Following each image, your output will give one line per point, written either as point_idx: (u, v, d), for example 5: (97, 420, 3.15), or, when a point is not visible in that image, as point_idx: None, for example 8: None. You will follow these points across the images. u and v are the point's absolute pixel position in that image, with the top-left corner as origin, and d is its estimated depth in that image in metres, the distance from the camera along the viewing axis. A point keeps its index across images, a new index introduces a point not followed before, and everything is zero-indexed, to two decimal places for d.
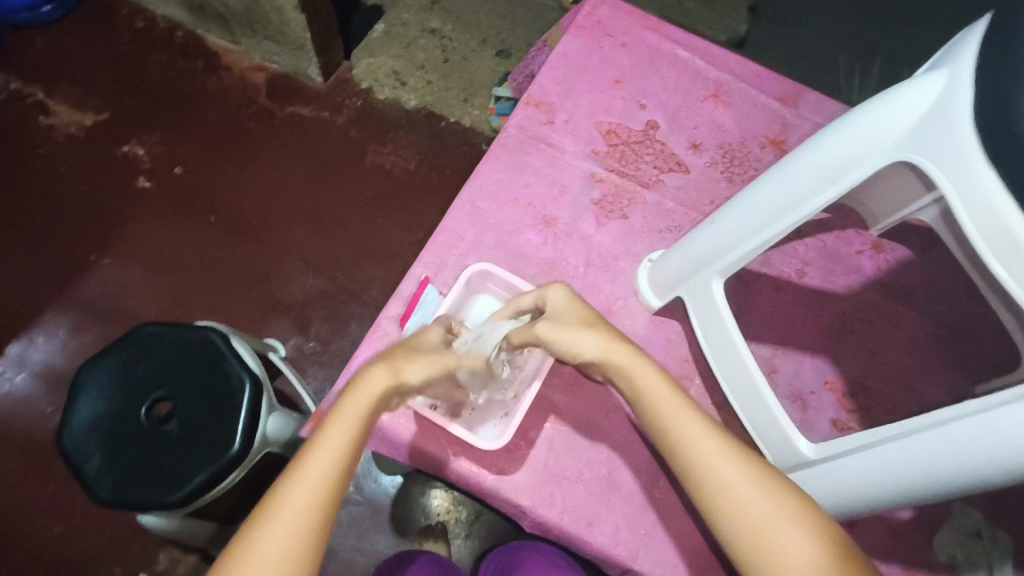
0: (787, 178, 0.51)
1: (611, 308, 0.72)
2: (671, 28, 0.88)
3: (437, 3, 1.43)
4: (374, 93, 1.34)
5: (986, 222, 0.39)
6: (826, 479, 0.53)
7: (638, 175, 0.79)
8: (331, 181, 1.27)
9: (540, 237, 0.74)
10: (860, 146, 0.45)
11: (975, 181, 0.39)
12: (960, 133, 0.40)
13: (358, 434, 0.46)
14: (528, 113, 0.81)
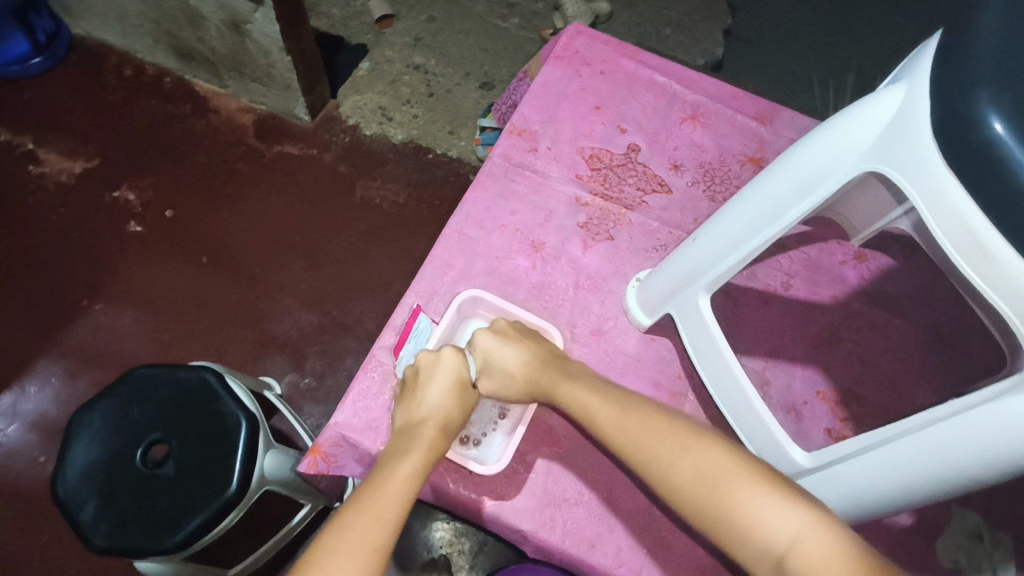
0: (765, 193, 0.52)
1: (602, 327, 0.73)
2: (645, 55, 0.91)
3: (420, 40, 1.48)
4: (361, 130, 1.37)
5: (953, 225, 0.41)
6: (820, 488, 0.53)
7: (622, 198, 0.81)
8: (323, 217, 1.28)
9: (529, 261, 0.75)
10: (830, 160, 0.47)
11: (942, 188, 0.41)
12: (920, 141, 0.41)
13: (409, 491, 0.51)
14: (512, 141, 0.83)
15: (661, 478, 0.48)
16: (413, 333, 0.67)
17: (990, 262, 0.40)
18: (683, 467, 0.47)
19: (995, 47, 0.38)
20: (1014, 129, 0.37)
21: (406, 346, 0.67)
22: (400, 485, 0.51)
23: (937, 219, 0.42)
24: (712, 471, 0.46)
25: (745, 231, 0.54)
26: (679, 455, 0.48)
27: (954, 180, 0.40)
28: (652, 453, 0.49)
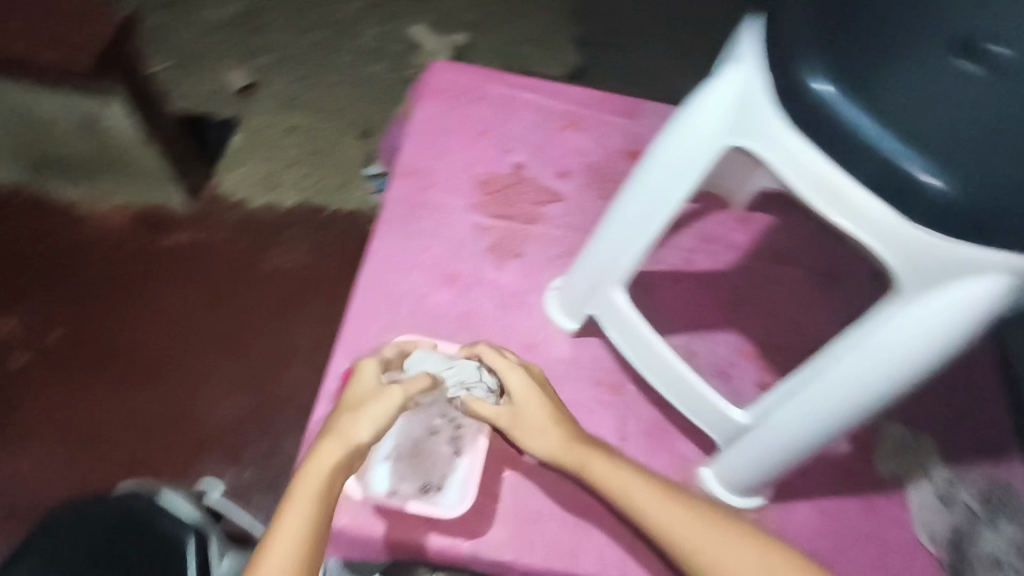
0: (646, 183, 0.55)
1: (534, 342, 0.74)
2: (515, 75, 0.95)
3: (289, 103, 1.46)
4: (249, 203, 1.33)
5: (812, 180, 0.45)
6: (762, 438, 0.57)
7: (523, 214, 0.83)
8: (229, 300, 1.23)
9: (450, 295, 0.76)
10: (697, 142, 0.50)
11: (795, 149, 0.45)
12: (764, 114, 0.46)
13: (311, 513, 0.51)
14: (405, 183, 0.83)
15: (678, 548, 0.52)
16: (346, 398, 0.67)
17: (849, 205, 0.44)
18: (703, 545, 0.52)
19: (801, 30, 0.45)
20: (838, 89, 0.43)
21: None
22: (315, 510, 0.52)
23: (796, 179, 0.46)
24: (686, 530, 0.52)
25: (640, 227, 0.58)
26: (700, 530, 0.52)
27: (801, 141, 0.45)
28: (682, 530, 0.52)
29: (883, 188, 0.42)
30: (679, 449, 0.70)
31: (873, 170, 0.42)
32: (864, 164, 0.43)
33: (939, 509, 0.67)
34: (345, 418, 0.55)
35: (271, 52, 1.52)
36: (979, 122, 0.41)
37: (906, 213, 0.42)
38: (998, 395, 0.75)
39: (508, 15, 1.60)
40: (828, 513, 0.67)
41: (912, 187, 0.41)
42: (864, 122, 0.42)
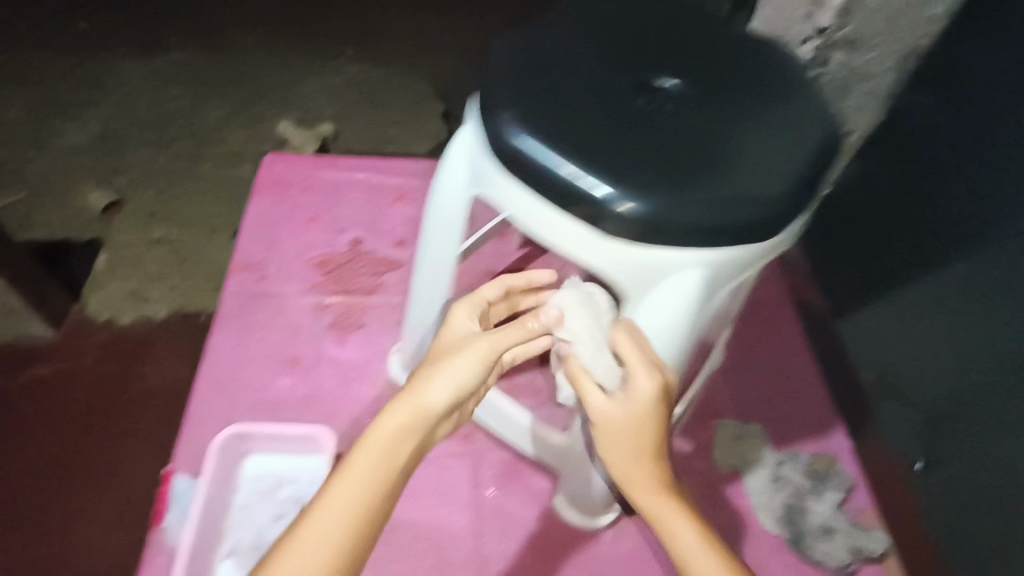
0: (426, 246, 0.59)
1: (381, 408, 0.75)
2: (342, 160, 1.00)
3: (153, 215, 1.45)
4: (117, 321, 1.27)
5: (538, 220, 0.50)
6: (585, 451, 0.63)
7: (361, 287, 0.86)
8: (97, 425, 1.15)
9: (291, 379, 0.77)
10: (452, 203, 0.55)
11: (516, 199, 0.51)
12: (491, 168, 0.51)
13: (362, 489, 0.47)
14: (239, 277, 0.85)
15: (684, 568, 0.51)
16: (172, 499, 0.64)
17: (570, 236, 0.50)
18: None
19: (507, 87, 0.50)
20: (532, 134, 0.47)
21: (169, 514, 0.63)
22: (368, 488, 0.48)
23: (527, 220, 0.51)
24: (691, 549, 0.51)
25: (435, 285, 0.62)
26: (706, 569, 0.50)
27: (520, 188, 0.50)
28: (699, 569, 0.50)
29: (587, 216, 0.48)
30: (535, 486, 0.72)
31: (573, 199, 0.47)
32: (566, 197, 0.47)
33: (770, 489, 0.78)
34: (419, 385, 0.50)
35: (131, 172, 1.53)
36: (651, 146, 0.47)
37: (610, 234, 0.48)
38: (804, 376, 0.89)
39: (367, 104, 1.69)
40: None
41: (608, 208, 0.46)
42: (559, 159, 0.47)
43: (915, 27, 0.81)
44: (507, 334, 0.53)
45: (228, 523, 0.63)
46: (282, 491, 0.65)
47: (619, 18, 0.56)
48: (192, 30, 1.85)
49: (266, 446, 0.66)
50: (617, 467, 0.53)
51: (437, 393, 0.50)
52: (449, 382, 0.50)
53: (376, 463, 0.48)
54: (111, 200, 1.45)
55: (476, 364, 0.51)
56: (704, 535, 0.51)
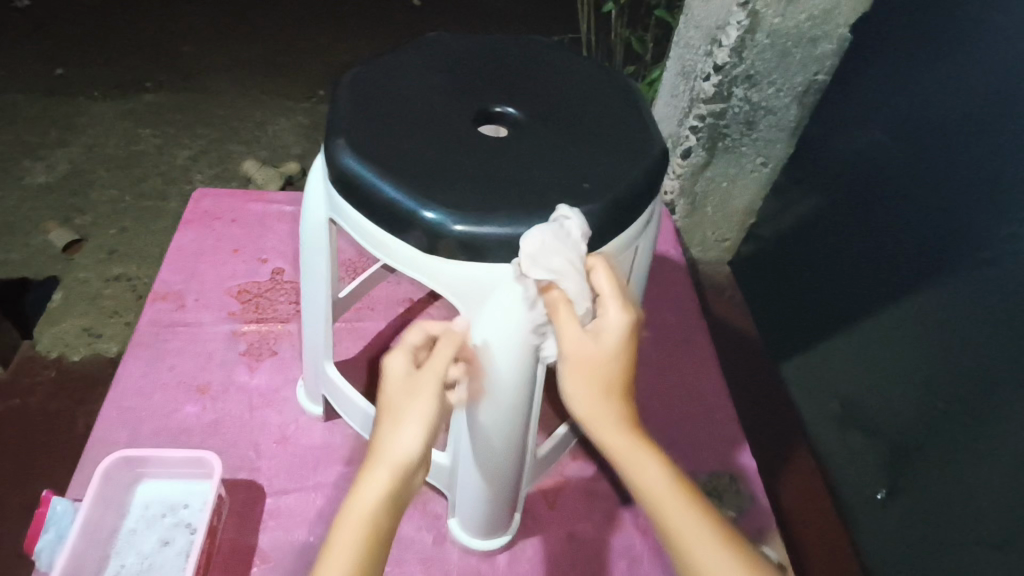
0: (304, 271, 0.62)
1: (286, 433, 0.76)
2: (270, 195, 1.03)
3: (115, 252, 1.41)
4: (68, 357, 1.20)
5: (372, 240, 0.52)
6: (461, 475, 0.63)
7: (277, 315, 0.87)
8: (31, 470, 1.04)
9: (198, 407, 0.77)
10: (315, 229, 0.58)
11: (356, 223, 0.53)
12: (334, 191, 0.54)
13: (364, 538, 0.43)
14: (156, 307, 0.86)
15: (656, 517, 0.45)
16: (48, 523, 0.62)
17: (398, 254, 0.51)
18: (676, 530, 0.44)
19: (355, 116, 0.53)
20: (358, 157, 0.50)
21: (44, 537, 0.62)
22: (365, 536, 0.43)
23: (364, 240, 0.53)
24: (652, 478, 0.46)
25: (312, 307, 0.64)
26: (683, 514, 0.44)
27: (354, 209, 0.52)
28: (671, 517, 0.44)
29: (405, 234, 0.49)
30: (433, 510, 0.73)
31: (393, 217, 0.49)
32: (387, 216, 0.49)
33: None
34: (383, 431, 0.48)
35: (95, 211, 1.50)
36: (467, 167, 0.50)
37: (428, 250, 0.49)
38: (718, 400, 0.90)
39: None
40: (575, 537, 0.72)
41: (421, 226, 0.48)
42: (378, 179, 0.49)
43: (807, 64, 0.90)
44: (443, 356, 0.51)
45: (114, 546, 0.63)
46: (172, 516, 0.65)
47: (471, 60, 0.61)
48: (167, 75, 1.90)
49: (159, 471, 0.67)
50: (578, 404, 0.48)
51: (405, 432, 0.47)
52: (417, 419, 0.47)
53: (364, 531, 0.44)
54: (73, 238, 1.41)
55: (438, 399, 0.49)
56: (673, 477, 0.46)
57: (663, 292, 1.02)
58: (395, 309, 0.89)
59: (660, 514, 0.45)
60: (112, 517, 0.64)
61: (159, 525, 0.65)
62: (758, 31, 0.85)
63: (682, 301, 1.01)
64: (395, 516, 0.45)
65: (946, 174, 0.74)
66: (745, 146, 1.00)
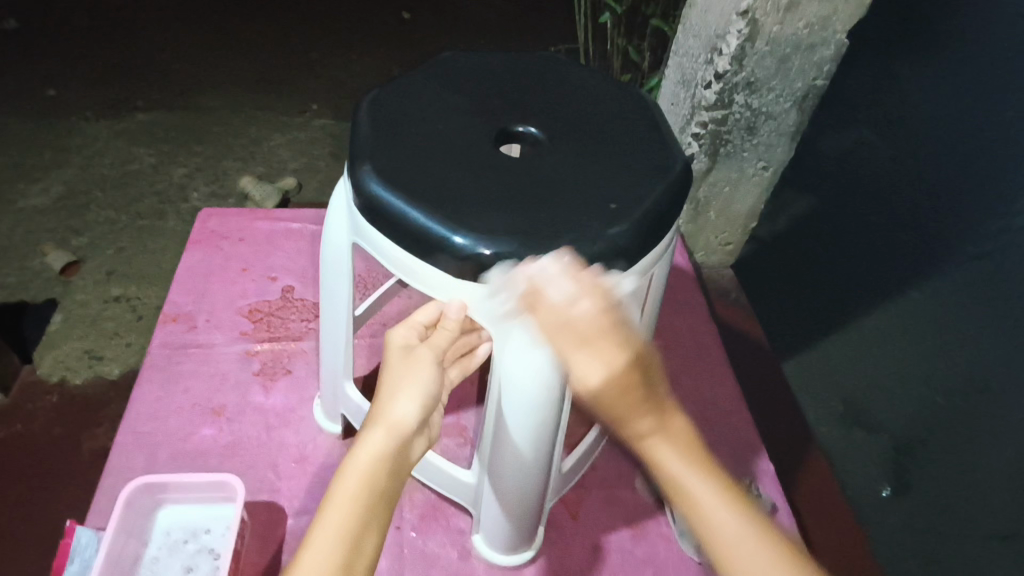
0: (325, 289, 0.62)
1: (305, 453, 0.75)
2: (276, 212, 1.03)
3: (113, 272, 1.40)
4: (69, 381, 1.19)
5: (399, 264, 0.52)
6: (488, 490, 0.63)
7: (289, 334, 0.87)
8: (37, 495, 1.02)
9: (214, 428, 0.77)
10: (339, 250, 0.58)
11: (383, 247, 0.53)
12: (358, 214, 0.54)
13: (365, 484, 0.45)
14: (167, 329, 0.86)
15: (663, 466, 0.44)
16: (72, 554, 0.61)
17: (425, 278, 0.51)
18: (672, 474, 0.44)
19: (375, 138, 0.54)
20: (383, 181, 0.50)
21: (68, 569, 0.61)
22: (366, 482, 0.45)
23: (390, 263, 0.53)
24: (722, 513, 0.43)
25: (333, 327, 0.64)
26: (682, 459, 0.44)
27: (380, 233, 0.52)
28: (671, 466, 0.44)
29: (435, 257, 0.49)
30: (457, 525, 0.72)
31: (420, 241, 0.49)
32: (415, 240, 0.49)
33: None
34: (382, 391, 0.51)
35: (92, 232, 1.49)
36: (494, 188, 0.51)
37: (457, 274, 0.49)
38: (732, 404, 0.90)
39: (331, 159, 1.74)
40: (600, 548, 0.72)
41: (450, 250, 0.48)
42: (405, 204, 0.49)
43: (806, 70, 0.90)
44: (441, 335, 0.54)
45: (137, 574, 0.62)
46: (195, 541, 0.65)
47: (483, 77, 0.62)
48: (160, 93, 1.90)
49: (179, 497, 0.67)
50: (643, 436, 0.44)
51: (404, 400, 0.50)
52: (416, 386, 0.50)
53: (357, 494, 0.45)
54: (71, 260, 1.40)
55: (431, 370, 0.52)
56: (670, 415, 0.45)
57: (671, 299, 1.03)
58: None
59: (658, 459, 0.44)
60: (135, 545, 0.64)
61: (183, 551, 0.64)
62: (757, 39, 0.85)
63: (688, 307, 1.02)
64: (394, 476, 0.47)
65: (938, 171, 0.75)
66: (746, 152, 1.01)
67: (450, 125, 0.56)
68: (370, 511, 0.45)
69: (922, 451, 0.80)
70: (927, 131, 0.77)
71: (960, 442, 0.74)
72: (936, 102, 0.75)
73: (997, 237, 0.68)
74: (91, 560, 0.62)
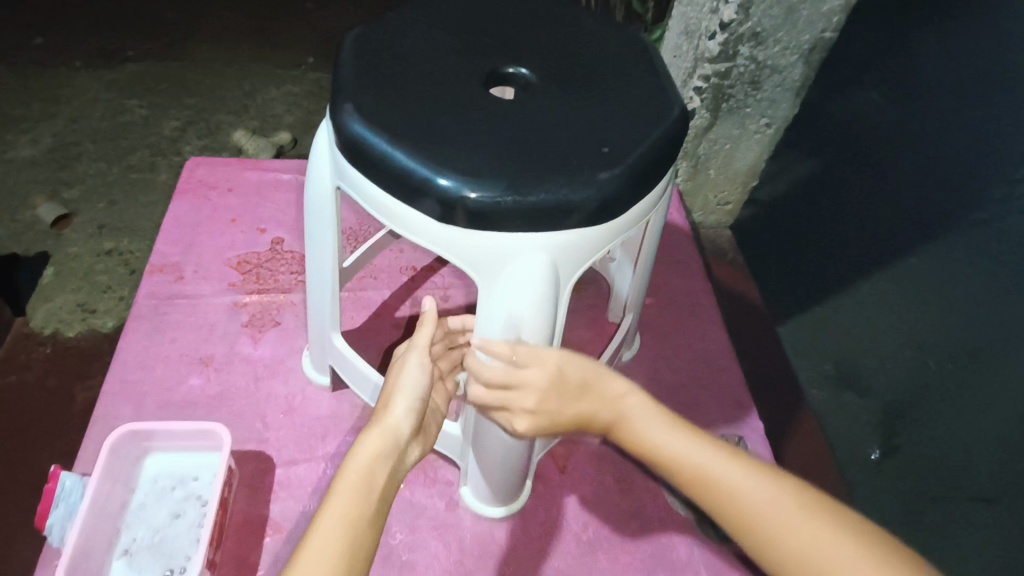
0: (309, 235, 0.60)
1: (293, 404, 0.75)
2: (266, 163, 1.01)
3: (105, 225, 1.38)
4: (63, 333, 1.18)
5: (383, 210, 0.51)
6: (475, 448, 0.63)
7: (278, 286, 0.86)
8: (33, 445, 1.03)
9: (202, 378, 0.76)
10: (322, 192, 0.56)
11: (367, 191, 0.51)
12: (342, 158, 0.52)
13: (372, 468, 0.48)
14: (154, 279, 0.85)
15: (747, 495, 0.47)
16: (56, 499, 0.61)
17: (411, 224, 0.50)
18: (753, 502, 0.47)
19: (358, 75, 0.52)
20: (366, 122, 0.48)
21: (54, 514, 0.61)
22: (372, 465, 0.48)
23: (372, 207, 0.51)
24: (726, 471, 0.48)
25: (319, 277, 0.63)
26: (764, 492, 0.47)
27: (364, 177, 0.51)
28: (741, 496, 0.47)
29: (419, 202, 0.48)
30: (444, 477, 0.73)
31: (404, 184, 0.47)
32: (399, 184, 0.48)
33: None
34: (382, 397, 0.55)
35: (84, 184, 1.47)
36: (482, 130, 0.49)
37: (442, 220, 0.48)
38: (724, 362, 0.90)
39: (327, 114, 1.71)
40: (585, 501, 0.73)
41: (434, 194, 0.46)
42: (388, 145, 0.47)
43: (815, 21, 0.87)
44: (423, 332, 0.57)
45: (125, 520, 0.63)
46: (182, 489, 0.65)
47: (474, 19, 0.59)
48: (151, 43, 1.84)
49: (167, 445, 0.67)
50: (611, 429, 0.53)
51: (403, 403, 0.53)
52: (410, 388, 0.54)
53: (359, 481, 0.47)
54: (63, 213, 1.38)
55: (424, 371, 0.56)
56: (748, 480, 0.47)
57: (667, 257, 1.02)
58: (398, 276, 0.88)
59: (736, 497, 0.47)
60: (121, 491, 0.64)
61: (170, 499, 0.64)
62: None
63: (684, 267, 1.01)
64: (389, 477, 0.49)
65: (942, 128, 0.73)
66: (750, 109, 0.98)
67: (439, 66, 0.53)
68: (376, 491, 0.47)
69: (913, 412, 0.80)
70: (935, 88, 0.74)
71: (951, 406, 0.74)
72: (945, 57, 0.73)
73: (998, 199, 0.66)
74: (75, 506, 0.63)
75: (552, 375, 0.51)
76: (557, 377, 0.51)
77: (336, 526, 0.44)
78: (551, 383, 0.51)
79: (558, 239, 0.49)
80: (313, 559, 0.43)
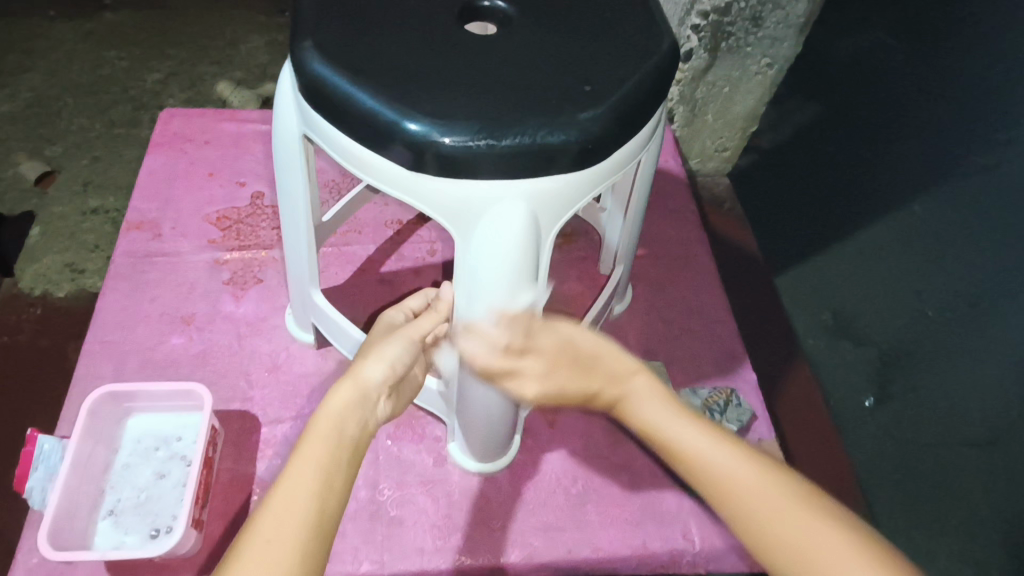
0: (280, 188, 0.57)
1: (277, 362, 0.74)
2: (244, 113, 0.97)
3: (90, 183, 1.34)
4: (52, 294, 1.15)
5: (351, 158, 0.48)
6: (461, 409, 0.62)
7: (259, 242, 0.83)
8: (29, 407, 1.02)
9: (184, 338, 0.74)
10: (289, 142, 0.53)
11: (333, 138, 0.48)
12: (306, 104, 0.49)
13: (345, 411, 0.47)
14: (131, 236, 0.82)
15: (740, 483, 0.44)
16: (35, 460, 0.61)
17: (381, 173, 0.47)
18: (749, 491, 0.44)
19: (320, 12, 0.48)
20: (327, 62, 0.45)
21: (34, 475, 0.61)
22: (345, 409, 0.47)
23: (340, 156, 0.48)
24: (717, 455, 0.46)
25: (292, 232, 0.60)
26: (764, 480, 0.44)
27: (329, 124, 0.47)
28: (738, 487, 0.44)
29: (387, 148, 0.45)
30: (432, 433, 0.72)
31: (369, 129, 0.44)
32: (365, 128, 0.44)
33: None
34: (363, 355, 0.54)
35: (65, 141, 1.42)
36: (453, 70, 0.45)
37: (412, 167, 0.45)
38: (720, 313, 0.88)
39: None
40: (575, 454, 0.72)
41: (402, 139, 0.43)
42: (351, 87, 0.44)
43: None
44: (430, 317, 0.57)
45: (108, 481, 0.62)
46: (166, 449, 0.64)
47: None
48: None
49: (148, 406, 0.66)
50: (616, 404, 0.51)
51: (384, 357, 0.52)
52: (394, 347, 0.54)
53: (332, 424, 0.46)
54: (46, 170, 1.34)
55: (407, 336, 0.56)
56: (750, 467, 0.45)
57: (662, 207, 0.98)
58: (383, 230, 0.86)
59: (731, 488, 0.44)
60: (103, 452, 0.63)
61: (154, 459, 0.64)
62: None
63: (680, 216, 0.98)
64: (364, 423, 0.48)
65: None
66: (751, 48, 0.91)
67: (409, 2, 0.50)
68: (349, 434, 0.46)
69: (911, 361, 0.79)
70: None
71: None
72: None
73: None
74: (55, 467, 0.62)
75: (561, 342, 0.51)
76: (567, 344, 0.51)
77: (310, 469, 0.43)
78: (556, 351, 0.51)
79: (536, 187, 0.46)
80: (285, 500, 0.42)
